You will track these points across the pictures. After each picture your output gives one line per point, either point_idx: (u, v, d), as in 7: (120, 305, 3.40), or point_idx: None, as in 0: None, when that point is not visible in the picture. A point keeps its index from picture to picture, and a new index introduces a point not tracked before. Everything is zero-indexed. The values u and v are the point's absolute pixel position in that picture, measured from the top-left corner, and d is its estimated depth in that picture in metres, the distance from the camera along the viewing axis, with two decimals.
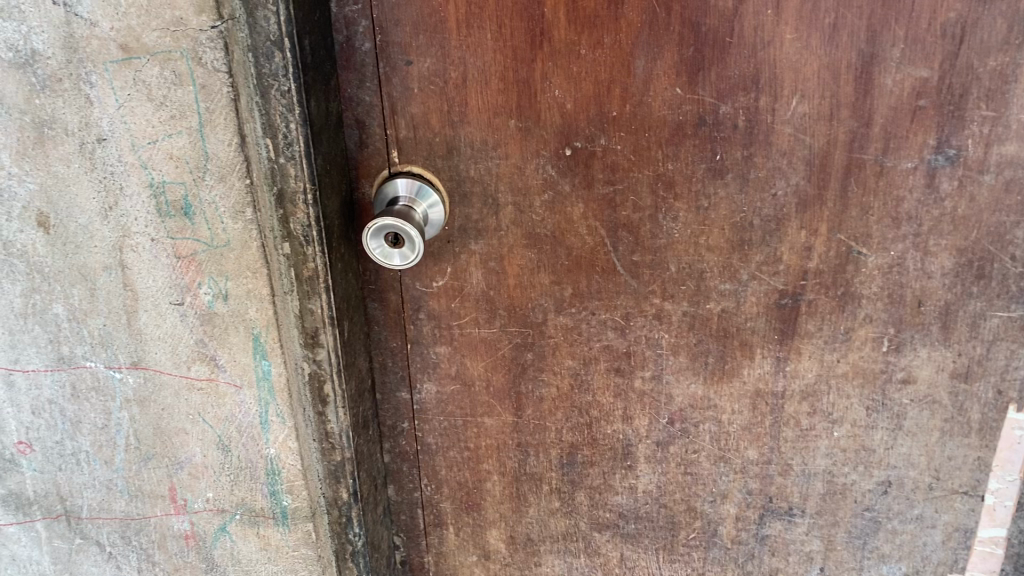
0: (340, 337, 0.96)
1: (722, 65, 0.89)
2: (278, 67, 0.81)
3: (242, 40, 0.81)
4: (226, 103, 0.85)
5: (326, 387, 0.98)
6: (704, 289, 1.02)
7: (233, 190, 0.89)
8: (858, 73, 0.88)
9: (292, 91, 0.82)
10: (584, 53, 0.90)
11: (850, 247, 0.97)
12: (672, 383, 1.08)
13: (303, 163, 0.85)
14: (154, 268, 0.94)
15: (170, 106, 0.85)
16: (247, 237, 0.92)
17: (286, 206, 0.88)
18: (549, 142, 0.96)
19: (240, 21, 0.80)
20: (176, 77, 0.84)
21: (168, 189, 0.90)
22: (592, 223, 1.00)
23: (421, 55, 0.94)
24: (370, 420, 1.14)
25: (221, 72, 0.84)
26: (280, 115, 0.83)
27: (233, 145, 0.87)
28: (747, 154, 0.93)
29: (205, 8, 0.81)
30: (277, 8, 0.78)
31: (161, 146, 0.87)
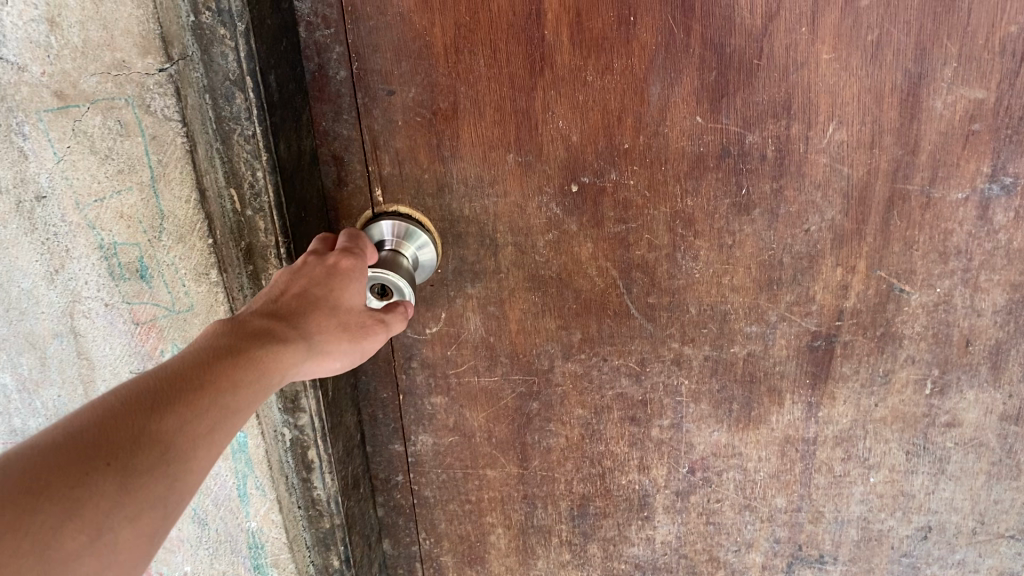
0: (323, 398, 0.87)
1: (748, 90, 0.78)
2: (239, 110, 0.70)
3: (196, 81, 0.70)
4: (181, 153, 0.74)
5: (310, 453, 0.90)
6: (728, 332, 0.91)
7: (194, 251, 0.78)
8: (904, 95, 0.78)
9: (258, 135, 0.71)
10: (591, 80, 0.79)
11: (892, 285, 0.87)
12: (693, 431, 0.98)
13: (273, 216, 0.75)
14: (110, 336, 0.83)
15: (116, 159, 0.74)
16: (214, 301, 0.81)
17: (256, 261, 0.78)
18: (553, 177, 0.85)
19: (193, 60, 0.69)
20: (121, 126, 0.73)
21: (120, 251, 0.78)
22: (603, 264, 0.89)
23: (405, 84, 0.82)
24: (361, 477, 1.04)
25: (173, 120, 0.72)
26: (245, 163, 0.73)
27: (192, 200, 0.76)
28: (777, 186, 0.83)
29: (150, 49, 0.70)
30: (235, 43, 0.68)
31: (109, 205, 0.76)
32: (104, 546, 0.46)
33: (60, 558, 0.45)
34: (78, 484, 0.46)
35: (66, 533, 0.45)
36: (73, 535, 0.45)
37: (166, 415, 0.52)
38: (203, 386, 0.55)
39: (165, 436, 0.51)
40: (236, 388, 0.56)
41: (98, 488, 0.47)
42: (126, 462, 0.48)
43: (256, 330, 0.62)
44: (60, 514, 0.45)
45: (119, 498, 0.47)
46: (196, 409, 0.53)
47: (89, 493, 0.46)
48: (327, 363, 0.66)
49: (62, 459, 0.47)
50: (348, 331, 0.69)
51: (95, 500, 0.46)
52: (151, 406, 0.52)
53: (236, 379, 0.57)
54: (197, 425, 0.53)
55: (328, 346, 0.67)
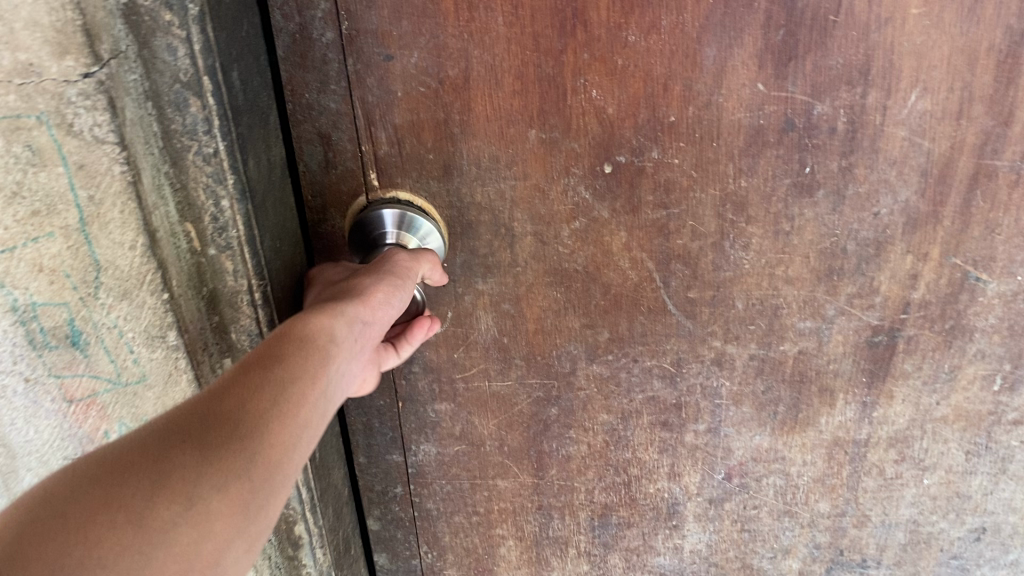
0: (309, 471, 0.76)
1: (820, 52, 0.65)
2: (196, 121, 0.58)
3: (134, 84, 0.56)
4: (120, 187, 0.58)
5: (297, 528, 0.79)
6: (778, 329, 0.80)
7: (145, 307, 0.64)
8: (1003, 57, 0.66)
9: (222, 153, 0.59)
10: (633, 41, 0.66)
11: (967, 273, 0.76)
12: (732, 436, 0.88)
13: (243, 254, 0.64)
14: (34, 417, 0.69)
15: (30, 198, 0.58)
16: (170, 367, 0.68)
17: (223, 311, 0.67)
18: (582, 156, 0.72)
19: (130, 59, 0.55)
20: (33, 154, 0.56)
21: (42, 312, 0.63)
22: (638, 255, 0.77)
23: (405, 48, 0.68)
24: (352, 539, 0.93)
25: (108, 142, 0.56)
26: (205, 190, 0.61)
27: (137, 247, 0.61)
28: (846, 164, 0.71)
29: (68, 47, 0.52)
30: (185, 33, 0.55)
31: (23, 255, 0.60)
32: (201, 514, 0.43)
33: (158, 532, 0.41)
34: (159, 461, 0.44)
35: (161, 502, 0.42)
36: (169, 504, 0.42)
37: (252, 392, 0.49)
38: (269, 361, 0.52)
39: (239, 410, 0.48)
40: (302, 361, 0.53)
41: (182, 461, 0.44)
42: (208, 439, 0.46)
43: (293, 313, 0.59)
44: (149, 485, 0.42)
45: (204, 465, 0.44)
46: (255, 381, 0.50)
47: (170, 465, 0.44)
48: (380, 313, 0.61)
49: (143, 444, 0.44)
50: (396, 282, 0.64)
51: (179, 471, 0.43)
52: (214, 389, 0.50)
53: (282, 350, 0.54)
54: (276, 397, 0.50)
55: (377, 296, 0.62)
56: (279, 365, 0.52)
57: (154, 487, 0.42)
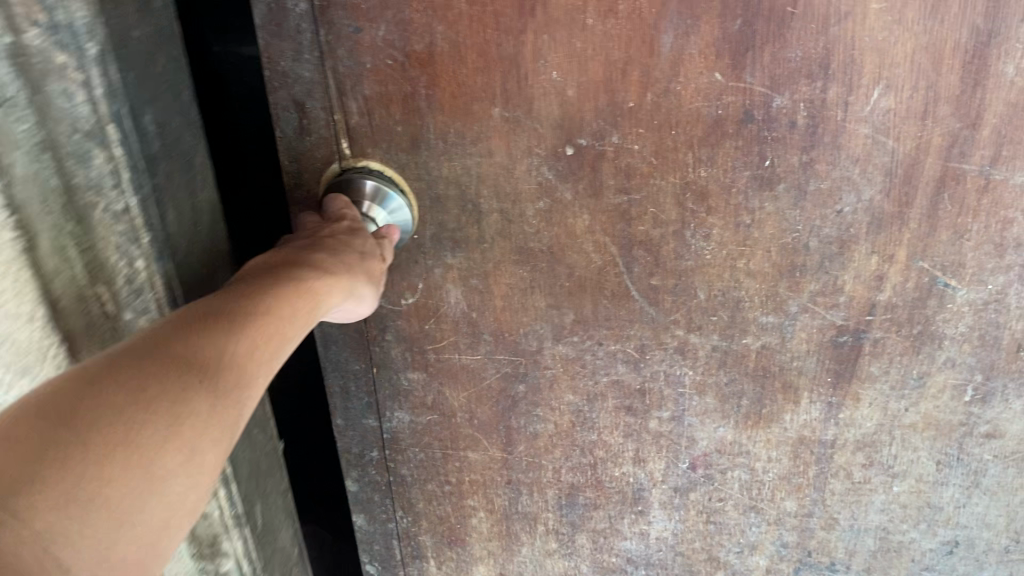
0: (251, 537, 0.77)
1: (778, 44, 0.65)
2: (102, 174, 0.57)
3: (30, 137, 0.52)
4: (10, 257, 0.51)
5: None
6: (740, 321, 0.80)
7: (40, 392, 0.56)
8: (969, 58, 0.64)
9: (133, 206, 0.59)
10: (591, 24, 0.66)
11: (935, 278, 0.74)
12: (695, 426, 0.88)
13: (162, 309, 0.63)
14: None
15: None
16: None
17: None
18: (544, 137, 0.73)
19: (21, 109, 0.51)
20: None
21: None
22: (600, 240, 0.78)
23: (373, 21, 0.70)
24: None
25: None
26: (116, 249, 0.59)
27: (37, 322, 0.54)
28: (807, 159, 0.70)
29: None
30: (85, 75, 0.54)
31: None
32: (196, 466, 0.47)
33: (164, 479, 0.45)
34: (178, 401, 0.46)
35: (172, 450, 0.45)
36: (177, 454, 0.45)
37: (250, 355, 0.54)
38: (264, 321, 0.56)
39: (239, 364, 0.52)
40: (287, 325, 0.58)
41: (195, 409, 0.47)
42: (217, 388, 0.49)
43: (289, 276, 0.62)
44: (167, 428, 0.45)
45: (210, 420, 0.48)
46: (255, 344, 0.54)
47: (186, 411, 0.47)
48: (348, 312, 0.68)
49: (161, 376, 0.47)
50: (372, 256, 0.71)
51: (192, 419, 0.47)
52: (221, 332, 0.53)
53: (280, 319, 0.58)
54: (266, 361, 0.55)
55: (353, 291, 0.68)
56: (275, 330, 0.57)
57: (173, 428, 0.46)
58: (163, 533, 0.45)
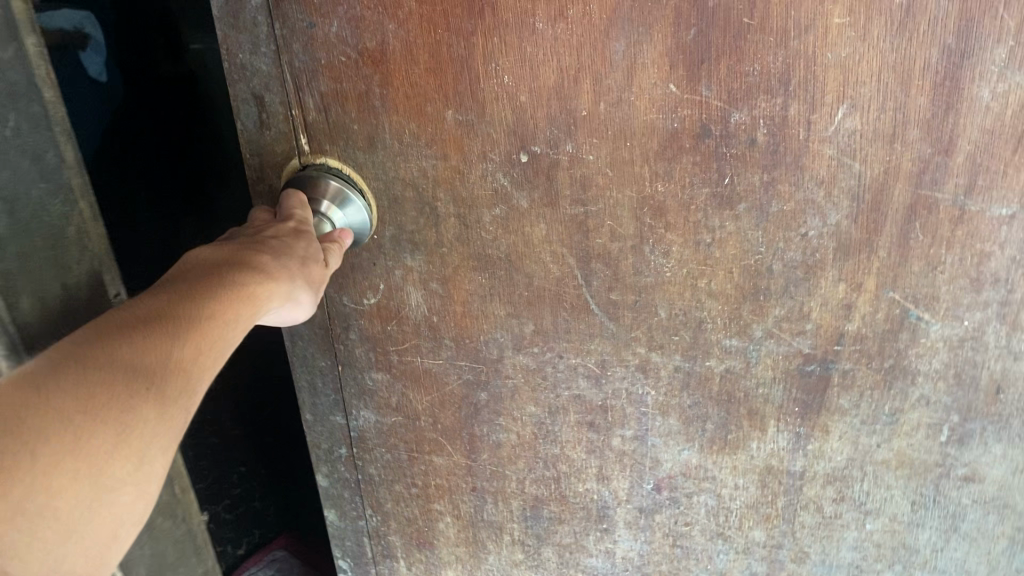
0: None
1: (734, 57, 0.61)
2: None
3: None
4: None
5: None
6: (703, 343, 0.77)
7: None
8: (941, 80, 0.59)
9: None
10: (541, 29, 0.63)
11: (907, 310, 0.70)
12: (659, 447, 0.85)
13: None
14: None
15: None
16: None
17: None
18: (498, 143, 0.70)
19: None
20: None
21: None
22: (558, 250, 0.75)
23: (326, 16, 0.68)
24: None
25: None
26: None
27: None
28: (768, 179, 0.66)
29: None
30: None
31: None
32: (141, 475, 0.50)
33: (113, 486, 0.48)
34: (124, 412, 0.48)
35: (117, 461, 0.48)
36: (121, 464, 0.48)
37: (199, 357, 0.55)
38: (211, 317, 0.56)
39: (185, 368, 0.53)
40: (241, 321, 0.59)
41: (144, 417, 0.49)
42: (165, 392, 0.51)
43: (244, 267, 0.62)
44: (113, 440, 0.47)
45: (156, 431, 0.50)
46: (206, 345, 0.55)
47: (133, 422, 0.49)
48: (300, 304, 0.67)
49: (110, 382, 0.48)
50: (313, 261, 0.67)
51: (141, 427, 0.49)
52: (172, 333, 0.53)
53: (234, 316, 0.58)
54: (215, 361, 0.56)
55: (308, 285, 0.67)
56: (227, 327, 0.57)
57: (119, 441, 0.48)
58: (113, 531, 0.49)
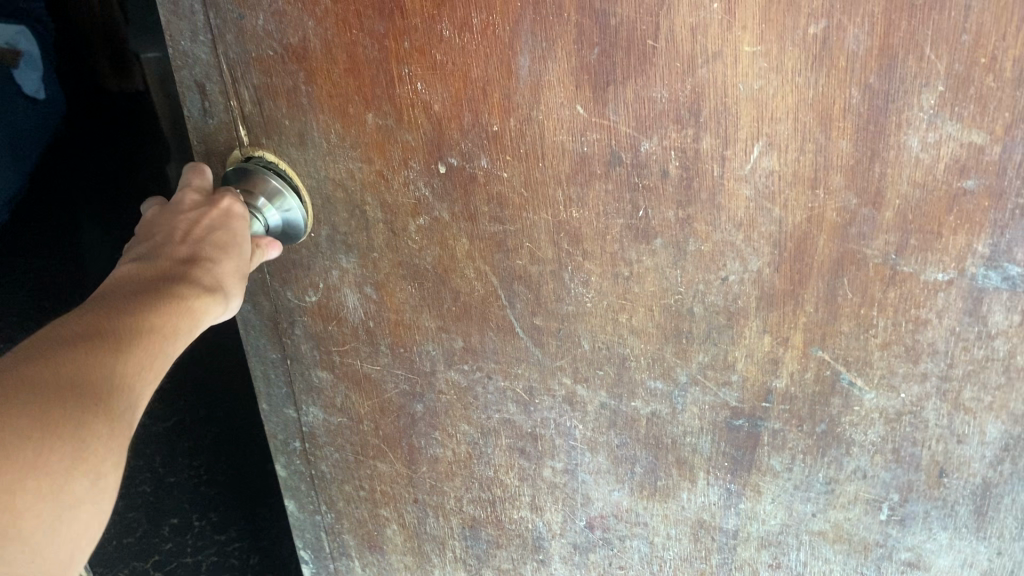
0: None
1: (640, 80, 0.56)
2: None
3: None
4: None
5: None
6: (628, 381, 0.71)
7: None
8: (863, 124, 0.53)
9: None
10: (449, 36, 0.60)
11: (838, 373, 0.63)
12: (589, 484, 0.80)
13: None
14: None
15: None
16: None
17: None
18: (417, 151, 0.67)
19: None
20: None
21: None
22: (481, 268, 0.71)
23: (253, 9, 0.67)
24: None
25: None
26: None
27: None
28: (683, 215, 0.61)
29: None
30: None
31: None
32: (103, 489, 0.49)
33: (78, 505, 0.48)
34: (77, 429, 0.48)
35: (77, 477, 0.47)
36: (82, 479, 0.48)
37: (140, 370, 0.54)
38: (148, 328, 0.56)
39: (130, 382, 0.53)
40: (179, 332, 0.58)
41: (99, 431, 0.49)
42: (115, 406, 0.51)
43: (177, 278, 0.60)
44: (71, 457, 0.47)
45: (114, 442, 0.50)
46: (148, 356, 0.55)
47: (89, 437, 0.48)
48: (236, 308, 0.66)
49: (57, 400, 0.48)
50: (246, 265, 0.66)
51: (97, 443, 0.49)
52: (108, 348, 0.53)
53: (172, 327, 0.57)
54: (157, 372, 0.56)
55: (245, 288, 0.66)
56: (166, 338, 0.56)
57: (77, 457, 0.47)
58: (78, 549, 0.49)
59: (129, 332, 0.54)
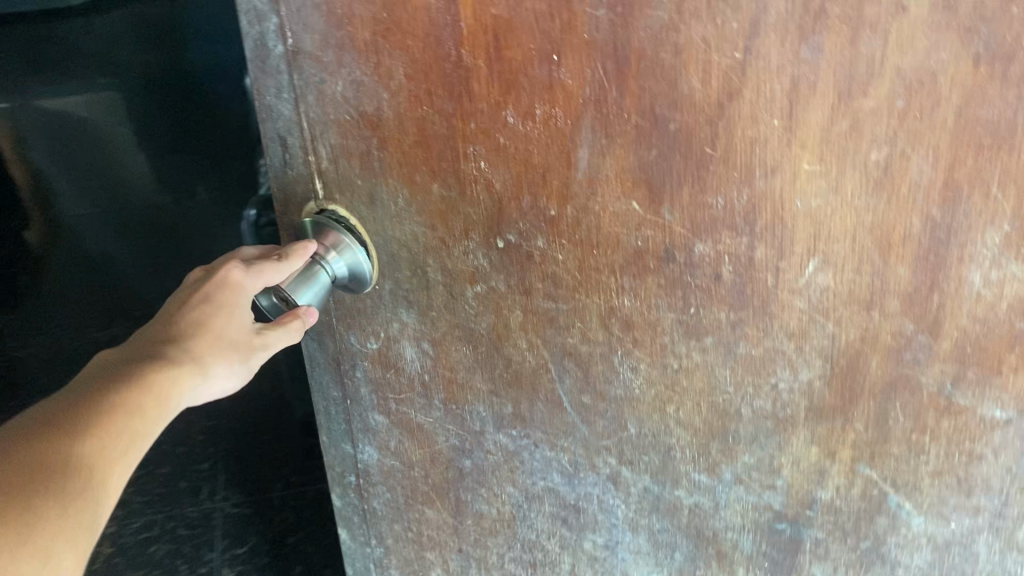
0: None
1: (696, 185, 0.55)
2: None
3: None
4: None
5: None
6: (671, 470, 0.70)
7: None
8: (923, 253, 0.51)
9: None
10: (512, 123, 0.60)
11: (885, 493, 0.61)
12: (629, 562, 0.80)
13: None
14: None
15: None
16: None
17: None
18: (478, 224, 0.68)
19: None
20: None
21: None
22: (533, 340, 0.72)
23: (332, 76, 0.68)
24: None
25: None
26: None
27: None
28: (735, 318, 0.59)
29: None
30: None
31: None
32: (55, 565, 0.54)
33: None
34: (19, 512, 0.54)
35: (24, 558, 0.53)
36: (30, 560, 0.53)
37: (100, 451, 0.59)
38: (109, 410, 0.61)
39: (87, 463, 0.58)
40: (145, 409, 0.63)
41: (45, 512, 0.55)
42: (63, 487, 0.56)
43: (148, 358, 0.66)
44: (18, 538, 0.53)
45: (63, 521, 0.55)
46: (108, 436, 0.60)
47: (32, 519, 0.54)
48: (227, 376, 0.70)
49: (4, 488, 0.54)
50: (231, 335, 0.70)
51: (43, 524, 0.54)
52: (65, 434, 0.59)
53: (136, 405, 0.62)
54: (121, 450, 0.61)
55: (229, 358, 0.70)
56: (128, 415, 0.62)
57: (21, 538, 0.53)
58: None
59: (88, 416, 0.60)
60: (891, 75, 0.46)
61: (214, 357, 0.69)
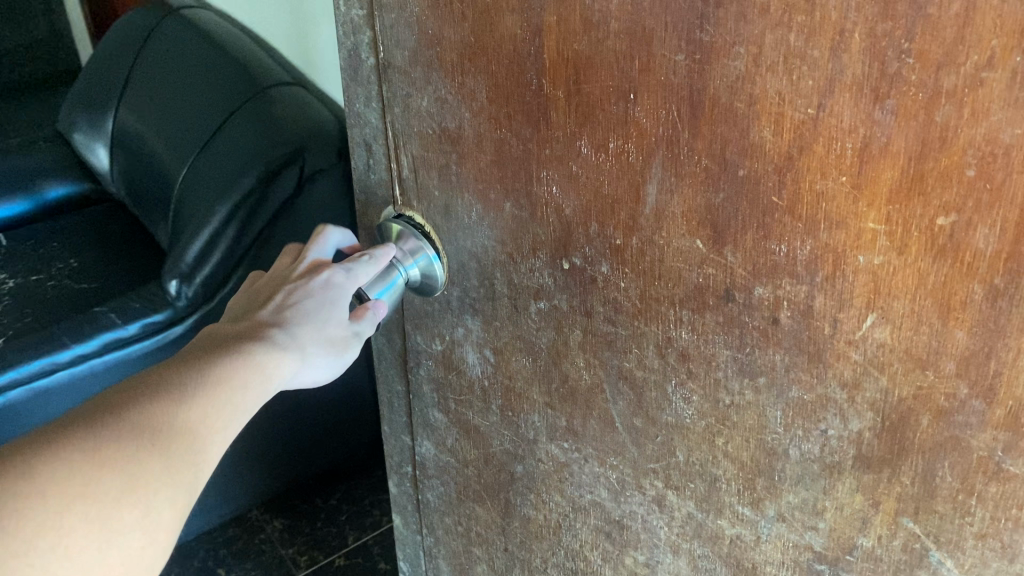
0: None
1: (760, 232, 0.56)
2: None
3: None
4: None
5: None
6: (715, 500, 0.72)
7: None
8: (982, 321, 0.50)
9: None
10: (586, 154, 0.63)
11: (926, 548, 0.59)
12: None
13: None
14: None
15: None
16: None
17: None
18: (546, 244, 0.70)
19: None
20: None
21: None
22: (591, 361, 0.74)
23: (419, 90, 0.72)
24: None
25: None
26: None
27: None
28: (789, 362, 0.60)
29: None
30: None
31: None
32: (150, 521, 0.57)
33: (122, 532, 0.55)
34: (127, 463, 0.57)
35: (124, 507, 0.55)
36: (128, 511, 0.56)
37: (204, 418, 0.64)
38: (216, 381, 0.66)
39: (190, 428, 0.62)
40: (246, 387, 0.68)
41: (149, 466, 0.58)
42: (169, 446, 0.60)
43: (252, 337, 0.71)
44: (122, 487, 0.56)
45: (163, 478, 0.58)
46: (212, 404, 0.65)
47: (138, 470, 0.57)
48: (320, 367, 0.75)
49: (118, 436, 0.57)
50: (330, 329, 0.75)
51: (145, 477, 0.57)
52: (177, 398, 0.63)
53: (238, 381, 0.67)
54: (221, 422, 0.65)
55: (326, 351, 0.75)
56: (233, 390, 0.67)
57: (126, 487, 0.56)
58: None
59: (197, 385, 0.65)
60: (963, 145, 0.46)
61: (312, 348, 0.74)
